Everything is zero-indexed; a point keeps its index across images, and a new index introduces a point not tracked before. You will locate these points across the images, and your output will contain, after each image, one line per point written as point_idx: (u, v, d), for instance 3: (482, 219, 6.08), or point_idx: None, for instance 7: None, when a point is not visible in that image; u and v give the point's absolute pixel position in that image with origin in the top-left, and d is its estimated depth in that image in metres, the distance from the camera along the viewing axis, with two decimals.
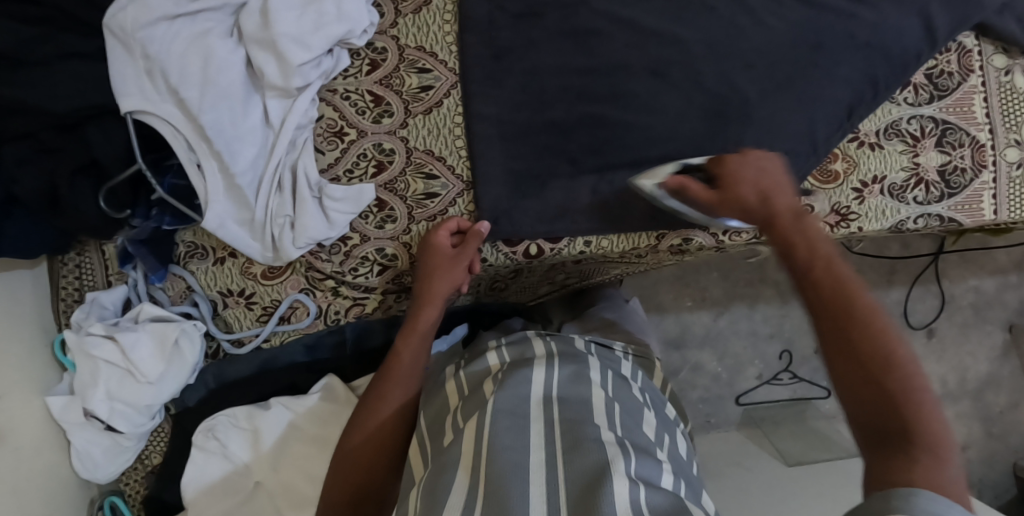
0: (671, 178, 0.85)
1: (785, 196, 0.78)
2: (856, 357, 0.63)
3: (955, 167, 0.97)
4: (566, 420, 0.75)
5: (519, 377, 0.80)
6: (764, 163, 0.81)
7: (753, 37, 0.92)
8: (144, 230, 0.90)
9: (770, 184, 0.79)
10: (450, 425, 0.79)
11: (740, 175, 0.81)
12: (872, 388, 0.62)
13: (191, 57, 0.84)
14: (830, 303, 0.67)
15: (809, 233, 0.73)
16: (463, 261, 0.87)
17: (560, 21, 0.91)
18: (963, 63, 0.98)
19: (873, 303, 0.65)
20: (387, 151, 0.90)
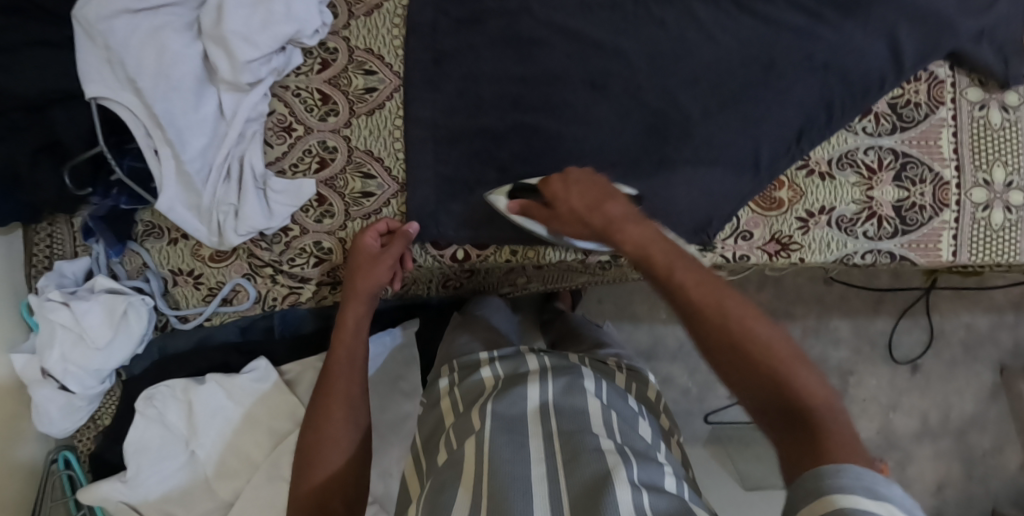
0: (512, 203, 0.85)
1: (614, 203, 0.75)
2: (732, 347, 0.60)
3: (913, 204, 0.93)
4: (564, 432, 0.75)
5: (513, 394, 0.82)
6: (588, 176, 0.79)
7: (700, 54, 0.90)
8: (102, 207, 0.96)
9: (587, 194, 0.77)
10: (445, 440, 0.81)
11: (565, 197, 0.78)
12: (761, 374, 0.58)
13: (149, 50, 0.90)
14: (692, 298, 0.63)
15: (655, 236, 0.69)
16: (385, 260, 0.88)
17: (503, 28, 0.91)
18: (934, 93, 0.93)
19: (738, 297, 0.62)
20: (330, 148, 0.93)
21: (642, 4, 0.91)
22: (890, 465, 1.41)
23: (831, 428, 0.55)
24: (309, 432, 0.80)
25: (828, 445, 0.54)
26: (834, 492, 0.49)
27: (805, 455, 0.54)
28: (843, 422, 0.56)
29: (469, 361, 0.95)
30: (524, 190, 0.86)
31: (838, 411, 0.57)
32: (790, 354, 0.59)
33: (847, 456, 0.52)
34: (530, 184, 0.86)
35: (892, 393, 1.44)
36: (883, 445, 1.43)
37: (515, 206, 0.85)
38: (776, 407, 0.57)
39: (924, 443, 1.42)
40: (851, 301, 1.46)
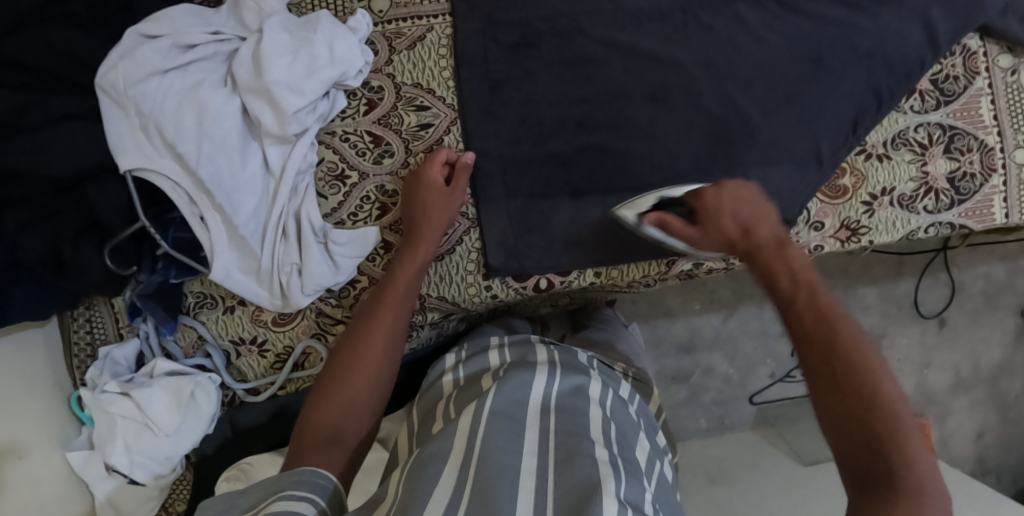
0: (652, 213, 0.84)
1: (766, 225, 0.77)
2: (834, 381, 0.62)
3: (965, 173, 0.96)
4: (561, 430, 0.75)
5: (521, 380, 0.84)
6: (742, 191, 0.80)
7: (752, 56, 0.91)
8: (150, 283, 0.89)
9: (751, 214, 0.78)
10: (441, 413, 0.84)
11: (720, 209, 0.79)
12: (851, 417, 0.60)
13: (186, 109, 0.84)
14: (810, 328, 0.66)
15: (800, 262, 0.72)
16: (454, 194, 0.85)
17: (556, 50, 0.89)
18: (968, 65, 0.96)
19: (854, 327, 0.64)
20: (390, 192, 0.90)
21: (690, 13, 0.90)
22: (931, 420, 1.53)
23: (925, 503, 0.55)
24: (336, 362, 0.78)
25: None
26: None
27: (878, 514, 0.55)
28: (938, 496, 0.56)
29: (476, 350, 0.99)
30: (668, 201, 0.85)
31: (929, 477, 0.57)
32: (892, 404, 0.60)
33: None
34: (675, 196, 0.85)
35: (924, 351, 1.53)
36: (923, 402, 1.54)
37: (652, 217, 0.84)
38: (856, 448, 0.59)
39: (960, 396, 1.54)
40: (873, 268, 1.52)
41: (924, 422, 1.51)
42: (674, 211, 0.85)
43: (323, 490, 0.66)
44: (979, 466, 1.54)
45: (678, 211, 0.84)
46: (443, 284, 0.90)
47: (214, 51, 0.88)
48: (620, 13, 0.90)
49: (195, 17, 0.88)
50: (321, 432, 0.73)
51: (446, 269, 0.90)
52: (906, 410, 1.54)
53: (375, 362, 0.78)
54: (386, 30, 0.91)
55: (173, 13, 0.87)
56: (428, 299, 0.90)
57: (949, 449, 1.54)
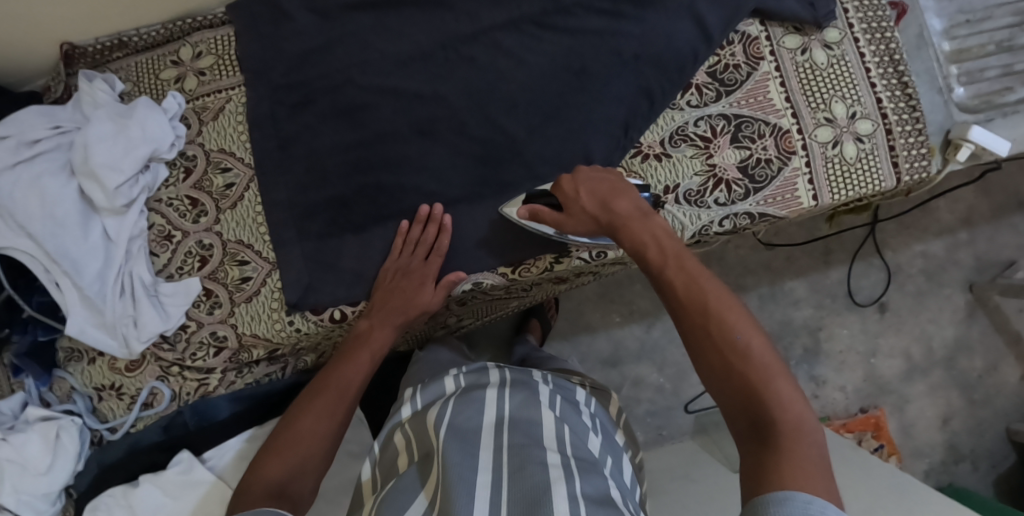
0: (523, 208, 0.90)
1: (625, 200, 0.82)
2: (712, 343, 0.67)
3: (758, 160, 0.93)
4: (514, 443, 0.82)
5: (473, 404, 0.91)
6: (596, 174, 0.86)
7: (515, 78, 0.97)
8: (22, 343, 1.04)
9: (600, 192, 0.83)
10: (406, 447, 0.90)
11: (576, 195, 0.85)
12: (728, 377, 0.65)
13: (32, 196, 1.00)
14: (681, 297, 0.70)
15: (658, 233, 0.76)
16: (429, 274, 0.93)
17: (333, 103, 1.00)
18: (750, 52, 0.95)
19: (724, 293, 0.68)
20: (207, 246, 1.01)
21: (450, 48, 0.98)
22: (886, 411, 1.41)
23: (808, 449, 0.61)
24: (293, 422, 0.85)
25: (790, 467, 0.59)
26: (774, 505, 0.57)
27: (763, 465, 0.61)
28: (812, 442, 0.61)
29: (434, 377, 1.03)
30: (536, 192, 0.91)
31: (804, 415, 0.62)
32: (769, 362, 0.65)
33: (799, 480, 0.58)
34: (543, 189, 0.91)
35: (867, 339, 1.43)
36: (874, 392, 1.42)
37: (524, 211, 0.90)
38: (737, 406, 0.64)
39: (915, 380, 1.41)
40: (798, 259, 1.44)
41: (878, 413, 1.40)
42: (546, 201, 0.90)
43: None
44: (951, 454, 1.40)
45: (547, 199, 0.90)
46: (254, 323, 0.99)
47: (57, 143, 1.04)
48: (387, 60, 0.99)
49: (41, 115, 1.04)
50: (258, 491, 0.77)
51: (256, 309, 0.99)
52: (858, 403, 1.42)
53: (324, 430, 0.85)
54: (196, 106, 1.05)
55: (21, 115, 1.04)
56: (243, 336, 1.00)
57: (913, 438, 1.40)
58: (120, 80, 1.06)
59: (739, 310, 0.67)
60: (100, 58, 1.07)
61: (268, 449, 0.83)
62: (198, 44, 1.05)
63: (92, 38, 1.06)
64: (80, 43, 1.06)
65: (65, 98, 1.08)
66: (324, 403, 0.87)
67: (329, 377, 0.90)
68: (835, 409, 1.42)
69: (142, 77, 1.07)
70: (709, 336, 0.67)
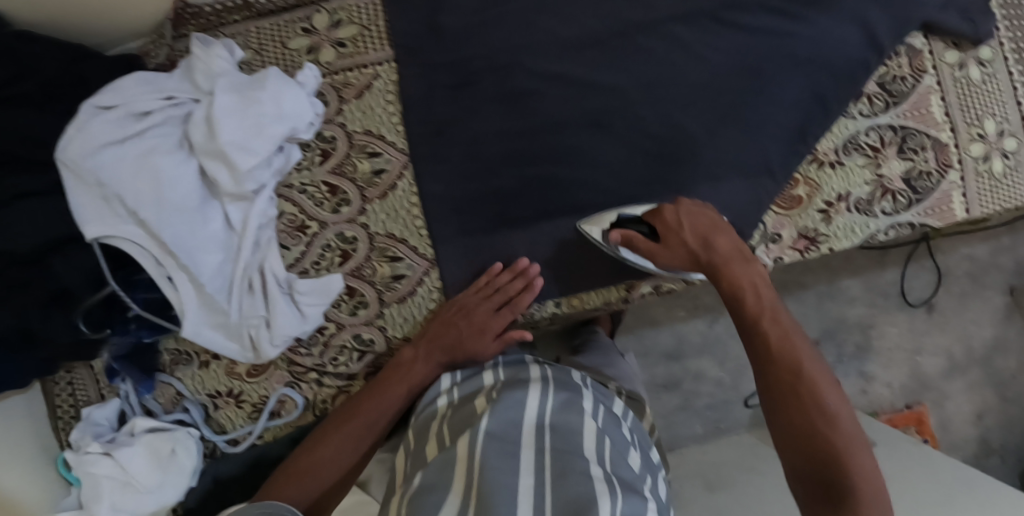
0: (614, 231, 0.85)
1: (726, 238, 0.81)
2: (798, 403, 0.69)
3: (920, 172, 0.96)
4: (555, 449, 0.73)
5: (511, 400, 0.79)
6: (696, 211, 0.83)
7: (693, 73, 0.92)
8: (122, 345, 0.92)
9: (708, 228, 0.81)
10: (435, 432, 0.79)
11: (679, 220, 0.82)
12: (805, 438, 0.67)
13: (142, 176, 0.87)
14: (774, 351, 0.72)
15: (757, 281, 0.77)
16: (496, 330, 0.88)
17: (498, 85, 0.92)
18: (914, 64, 0.97)
19: (817, 362, 0.70)
20: (349, 239, 0.92)
21: (626, 37, 0.92)
22: (928, 406, 1.52)
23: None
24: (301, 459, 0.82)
25: None
26: None
27: None
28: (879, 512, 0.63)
29: (470, 368, 0.88)
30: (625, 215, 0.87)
31: (878, 490, 0.65)
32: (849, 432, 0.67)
33: None
34: (636, 215, 0.86)
35: (913, 338, 1.53)
36: (918, 389, 1.53)
37: (617, 235, 0.84)
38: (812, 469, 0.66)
39: (955, 378, 1.52)
40: (856, 260, 1.52)
41: (921, 409, 1.51)
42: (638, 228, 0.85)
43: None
44: (982, 448, 1.51)
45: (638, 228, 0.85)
46: (407, 325, 0.91)
47: (168, 116, 0.91)
48: (557, 44, 0.92)
49: (146, 84, 0.91)
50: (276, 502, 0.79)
51: (410, 310, 0.91)
52: (903, 399, 1.53)
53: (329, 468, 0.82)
54: (334, 80, 0.96)
55: (123, 82, 0.90)
56: (393, 341, 0.92)
57: (951, 433, 1.51)
58: (239, 47, 0.97)
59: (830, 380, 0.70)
60: (214, 19, 0.99)
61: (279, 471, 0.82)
62: (336, 11, 0.97)
63: None
64: (194, 2, 0.98)
65: (167, 65, 1.00)
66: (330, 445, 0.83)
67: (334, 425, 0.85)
68: (882, 403, 1.54)
69: (265, 44, 0.98)
70: (800, 395, 0.69)
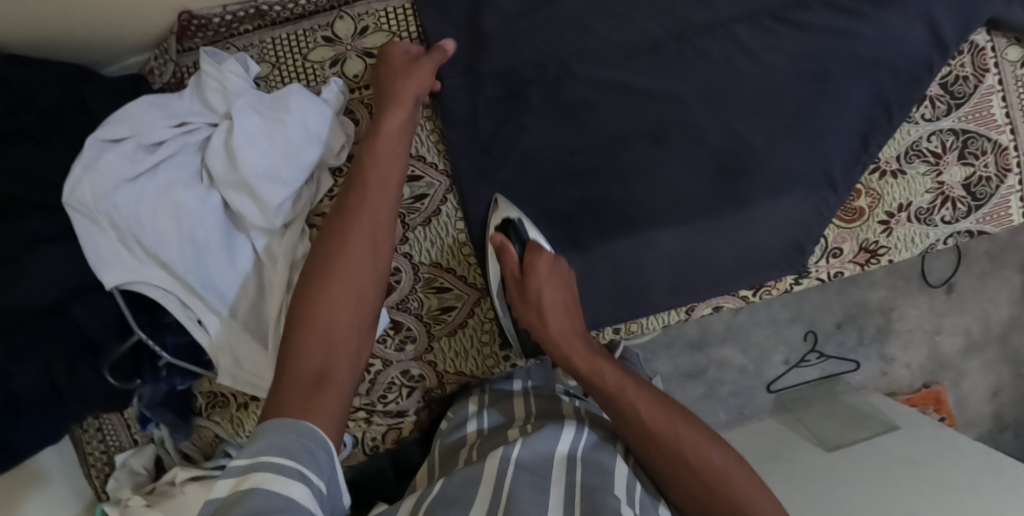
0: (498, 235, 0.82)
1: (564, 313, 0.78)
2: (689, 468, 0.67)
3: (980, 177, 0.93)
4: (586, 485, 0.65)
5: (545, 429, 0.72)
6: (557, 268, 0.80)
7: (755, 79, 0.86)
8: (156, 393, 0.87)
9: (558, 295, 0.78)
10: (464, 456, 0.74)
11: (539, 289, 0.78)
12: (700, 493, 0.66)
13: (163, 214, 0.80)
14: (648, 425, 0.69)
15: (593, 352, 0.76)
16: (420, 68, 0.81)
17: (547, 98, 0.85)
18: (977, 63, 0.91)
19: (694, 426, 0.69)
20: (392, 270, 0.86)
21: (685, 41, 0.86)
22: (946, 385, 1.54)
23: None
24: (311, 307, 0.67)
25: None
26: None
27: None
28: None
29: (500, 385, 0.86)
30: (517, 232, 0.83)
31: None
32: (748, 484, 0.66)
33: None
34: (526, 233, 0.83)
35: (933, 318, 1.52)
36: (936, 368, 1.54)
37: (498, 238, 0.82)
38: None
39: (972, 357, 1.54)
40: None
41: (940, 387, 1.54)
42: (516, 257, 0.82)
43: (323, 469, 0.58)
44: (997, 423, 1.56)
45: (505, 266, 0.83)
46: (459, 359, 0.88)
47: (183, 144, 0.83)
48: (612, 50, 0.85)
49: (155, 108, 0.82)
50: (308, 368, 0.63)
51: (461, 343, 0.88)
52: (921, 378, 1.54)
53: (352, 319, 0.68)
54: (362, 96, 0.90)
55: (131, 108, 0.81)
56: (445, 376, 0.88)
57: (967, 410, 1.55)
58: (253, 61, 0.88)
59: (707, 434, 0.69)
60: (224, 30, 0.89)
61: (291, 323, 0.67)
62: (362, 17, 0.90)
63: (218, 7, 0.86)
64: (201, 13, 0.86)
65: (175, 84, 0.91)
66: (340, 288, 0.69)
67: (332, 264, 0.70)
68: (901, 384, 1.54)
69: (284, 56, 0.90)
70: (678, 456, 0.68)
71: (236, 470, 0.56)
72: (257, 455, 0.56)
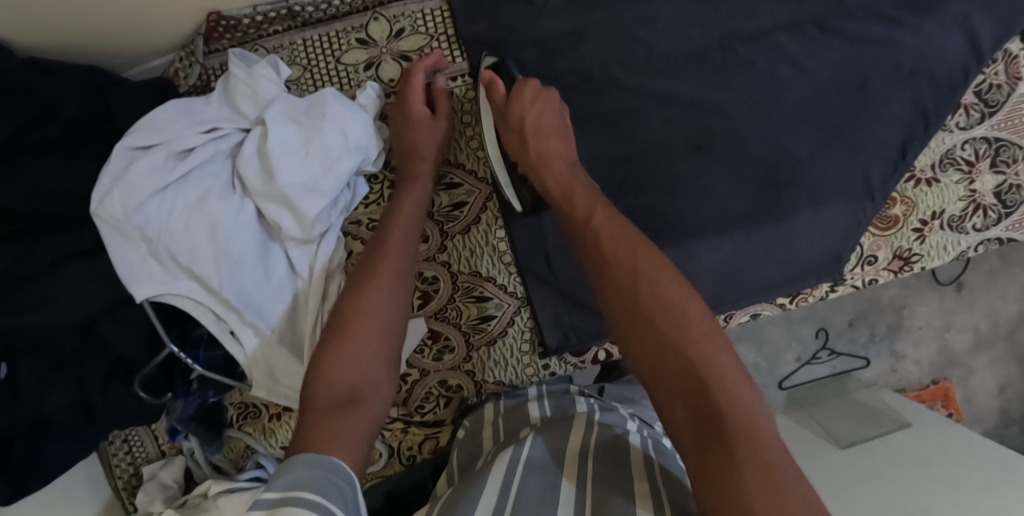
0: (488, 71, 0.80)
1: (557, 140, 0.77)
2: (636, 295, 0.61)
3: (1011, 186, 0.93)
4: (596, 475, 0.66)
5: (552, 431, 0.74)
6: (547, 99, 0.78)
7: (797, 89, 0.87)
8: (188, 407, 0.86)
9: (540, 122, 0.77)
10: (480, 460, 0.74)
11: (521, 113, 0.77)
12: (643, 324, 0.60)
13: (198, 225, 0.78)
14: (605, 252, 0.65)
15: (564, 183, 0.73)
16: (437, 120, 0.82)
17: (590, 106, 0.85)
18: (1011, 71, 0.90)
19: (654, 258, 0.63)
20: (430, 279, 0.85)
21: (729, 48, 0.86)
22: (955, 381, 1.50)
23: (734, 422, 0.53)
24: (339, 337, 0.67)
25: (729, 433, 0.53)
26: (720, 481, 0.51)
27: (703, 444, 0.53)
28: (742, 406, 0.54)
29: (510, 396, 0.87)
30: (508, 74, 0.82)
31: (737, 374, 0.56)
32: (705, 327, 0.58)
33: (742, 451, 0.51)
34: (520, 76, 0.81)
35: (943, 316, 1.48)
36: (945, 365, 1.50)
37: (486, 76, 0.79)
38: (662, 360, 0.58)
39: (980, 353, 1.50)
40: None
41: (947, 384, 1.49)
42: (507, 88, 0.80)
43: (348, 504, 0.54)
44: (1004, 418, 1.53)
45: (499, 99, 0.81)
46: (498, 369, 0.88)
47: (214, 152, 0.81)
48: (656, 59, 0.85)
49: (183, 114, 0.79)
50: (334, 392, 0.63)
51: (500, 353, 0.88)
52: (929, 374, 1.50)
53: (379, 350, 0.69)
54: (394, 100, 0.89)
55: (158, 115, 0.78)
56: (483, 386, 0.88)
57: (975, 406, 1.52)
58: (283, 63, 0.85)
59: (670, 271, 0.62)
60: (253, 31, 0.86)
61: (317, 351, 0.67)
62: (398, 19, 0.87)
63: (247, 7, 0.83)
64: (230, 13, 0.83)
65: (201, 87, 0.88)
66: (372, 322, 0.69)
67: (362, 299, 0.71)
68: (910, 381, 1.49)
69: (316, 59, 0.87)
70: (631, 287, 0.62)
71: (265, 505, 0.50)
72: (289, 489, 0.51)
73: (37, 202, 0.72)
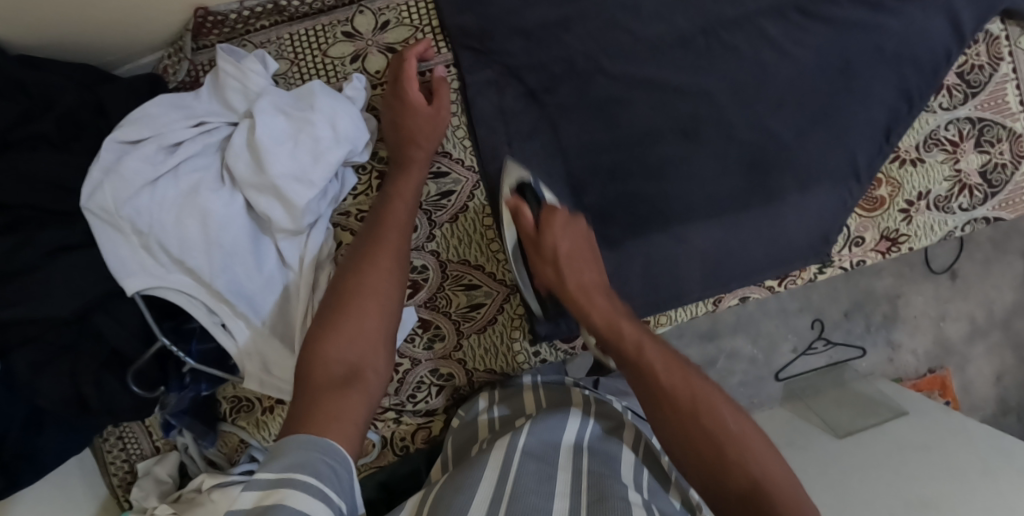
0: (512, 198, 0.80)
1: (591, 274, 0.77)
2: (691, 421, 0.65)
3: (996, 165, 0.93)
4: (592, 471, 0.65)
5: (551, 420, 0.73)
6: (572, 228, 0.78)
7: (781, 73, 0.87)
8: (183, 400, 0.86)
9: (575, 253, 0.77)
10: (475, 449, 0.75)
11: (553, 243, 0.76)
12: (692, 433, 0.65)
13: (188, 217, 0.79)
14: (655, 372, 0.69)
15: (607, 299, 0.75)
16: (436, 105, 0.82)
17: (576, 93, 0.85)
18: (992, 52, 0.92)
19: (704, 383, 0.67)
20: (419, 269, 0.86)
21: (712, 35, 0.87)
22: (952, 370, 1.50)
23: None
24: (339, 314, 0.68)
25: None
26: None
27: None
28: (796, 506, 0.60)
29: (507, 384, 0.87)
30: (532, 195, 0.81)
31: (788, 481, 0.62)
32: (747, 433, 0.64)
33: None
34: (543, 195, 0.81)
35: (938, 305, 1.47)
36: (941, 354, 1.50)
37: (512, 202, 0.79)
38: (713, 467, 0.63)
39: (977, 342, 1.50)
40: None
41: (945, 372, 1.49)
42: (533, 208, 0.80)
43: (343, 486, 0.57)
44: (1001, 406, 1.53)
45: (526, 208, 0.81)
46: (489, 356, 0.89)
47: (205, 145, 0.81)
48: (640, 46, 0.86)
49: (174, 108, 0.80)
50: (334, 369, 0.64)
51: (491, 340, 0.88)
52: (926, 364, 1.49)
53: (381, 328, 0.69)
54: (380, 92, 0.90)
55: (148, 109, 0.79)
56: (474, 374, 0.89)
57: (972, 394, 1.51)
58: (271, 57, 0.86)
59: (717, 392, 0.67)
60: (240, 27, 0.87)
61: (317, 327, 0.68)
62: (383, 11, 0.89)
63: (235, 3, 0.84)
64: (217, 9, 0.84)
65: (191, 83, 0.89)
66: (375, 304, 0.70)
67: (362, 279, 0.71)
68: (908, 370, 1.49)
69: (303, 53, 0.88)
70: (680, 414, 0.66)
71: (260, 483, 0.55)
72: (285, 470, 0.55)
73: (27, 194, 0.73)
